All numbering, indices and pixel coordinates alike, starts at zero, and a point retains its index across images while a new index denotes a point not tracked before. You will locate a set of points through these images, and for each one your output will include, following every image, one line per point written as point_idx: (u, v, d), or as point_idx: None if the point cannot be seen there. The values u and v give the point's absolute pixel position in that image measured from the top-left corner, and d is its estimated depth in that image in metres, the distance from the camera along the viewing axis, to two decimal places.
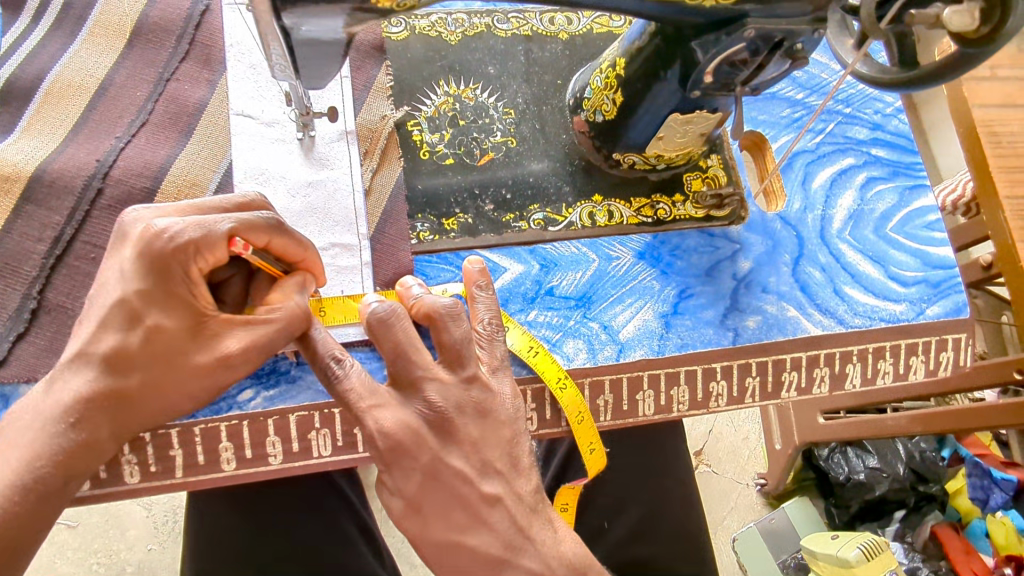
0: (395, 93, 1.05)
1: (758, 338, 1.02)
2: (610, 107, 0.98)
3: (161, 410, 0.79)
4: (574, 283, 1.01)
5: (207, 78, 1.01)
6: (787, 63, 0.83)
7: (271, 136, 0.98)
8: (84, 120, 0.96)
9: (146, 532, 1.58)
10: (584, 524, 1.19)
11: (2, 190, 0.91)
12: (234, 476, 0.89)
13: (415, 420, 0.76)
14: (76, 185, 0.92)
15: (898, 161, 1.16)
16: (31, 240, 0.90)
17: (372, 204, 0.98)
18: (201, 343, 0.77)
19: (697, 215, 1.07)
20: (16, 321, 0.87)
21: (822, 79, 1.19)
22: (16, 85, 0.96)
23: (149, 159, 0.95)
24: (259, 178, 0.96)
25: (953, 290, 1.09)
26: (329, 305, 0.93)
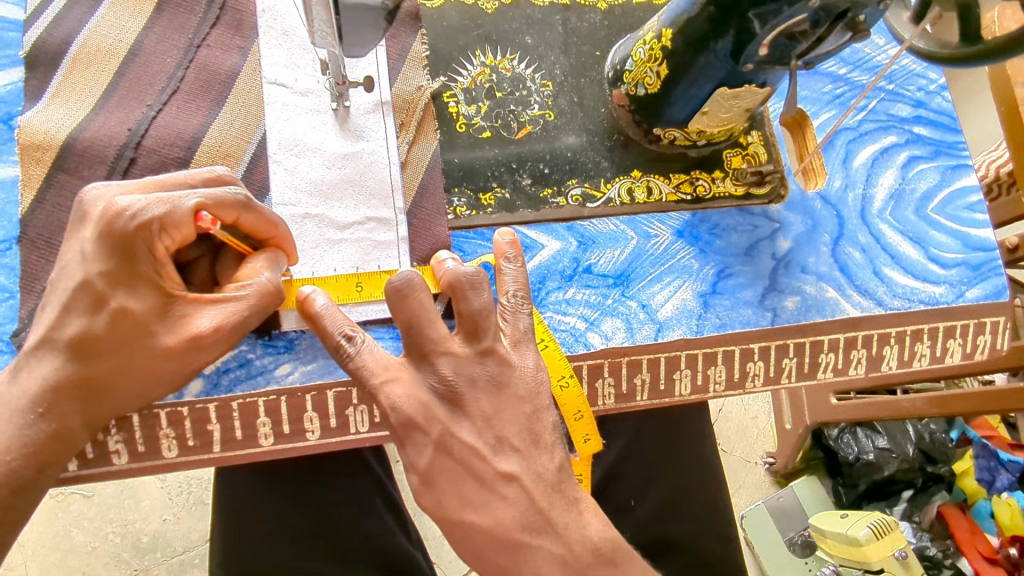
0: (431, 62, 1.02)
1: (797, 319, 1.01)
2: (653, 80, 0.95)
3: (119, 393, 0.78)
4: (612, 260, 0.99)
5: (239, 45, 0.98)
6: (846, 36, 0.79)
7: (305, 107, 0.96)
8: (113, 88, 0.93)
9: (161, 502, 1.59)
10: (608, 502, 1.19)
11: (33, 158, 0.89)
12: (271, 452, 0.88)
13: (428, 395, 0.76)
14: (108, 155, 0.90)
15: (941, 140, 1.13)
16: (64, 211, 0.88)
17: (408, 177, 0.96)
18: (158, 319, 0.75)
19: (737, 193, 1.05)
20: None
21: (866, 54, 1.16)
22: (43, 50, 0.93)
23: (181, 128, 0.93)
24: (294, 149, 0.94)
25: (993, 273, 1.07)
26: (365, 280, 0.91)
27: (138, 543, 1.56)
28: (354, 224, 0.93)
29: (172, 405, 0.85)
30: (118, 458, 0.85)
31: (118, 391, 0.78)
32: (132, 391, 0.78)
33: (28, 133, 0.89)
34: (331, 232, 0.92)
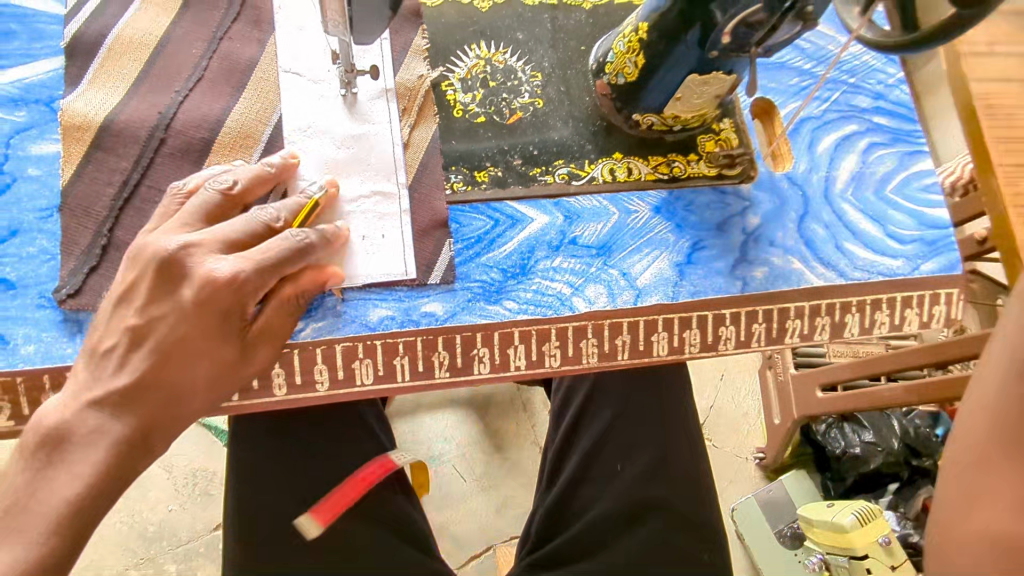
0: (431, 55, 1.13)
1: (765, 287, 1.10)
2: (631, 69, 1.05)
3: (191, 369, 0.86)
4: (595, 233, 1.09)
5: (258, 38, 1.09)
6: (799, 25, 0.89)
7: (316, 92, 1.06)
8: (144, 76, 1.03)
9: (168, 494, 1.68)
10: (596, 468, 1.22)
11: (74, 138, 0.99)
12: (284, 401, 0.97)
13: None
14: (141, 135, 1.00)
15: (899, 129, 1.24)
16: (100, 184, 0.98)
17: (410, 156, 1.07)
18: (196, 266, 0.86)
19: (710, 173, 1.15)
20: (88, 256, 0.95)
21: (828, 50, 1.27)
22: (82, 41, 1.03)
23: (206, 112, 1.03)
24: (306, 130, 1.04)
25: (947, 249, 1.17)
26: (371, 247, 1.01)
27: (146, 532, 1.65)
28: (361, 197, 1.03)
29: None
30: None
31: (185, 364, 0.86)
32: (200, 366, 0.86)
33: (69, 115, 1.00)
34: (340, 205, 1.02)
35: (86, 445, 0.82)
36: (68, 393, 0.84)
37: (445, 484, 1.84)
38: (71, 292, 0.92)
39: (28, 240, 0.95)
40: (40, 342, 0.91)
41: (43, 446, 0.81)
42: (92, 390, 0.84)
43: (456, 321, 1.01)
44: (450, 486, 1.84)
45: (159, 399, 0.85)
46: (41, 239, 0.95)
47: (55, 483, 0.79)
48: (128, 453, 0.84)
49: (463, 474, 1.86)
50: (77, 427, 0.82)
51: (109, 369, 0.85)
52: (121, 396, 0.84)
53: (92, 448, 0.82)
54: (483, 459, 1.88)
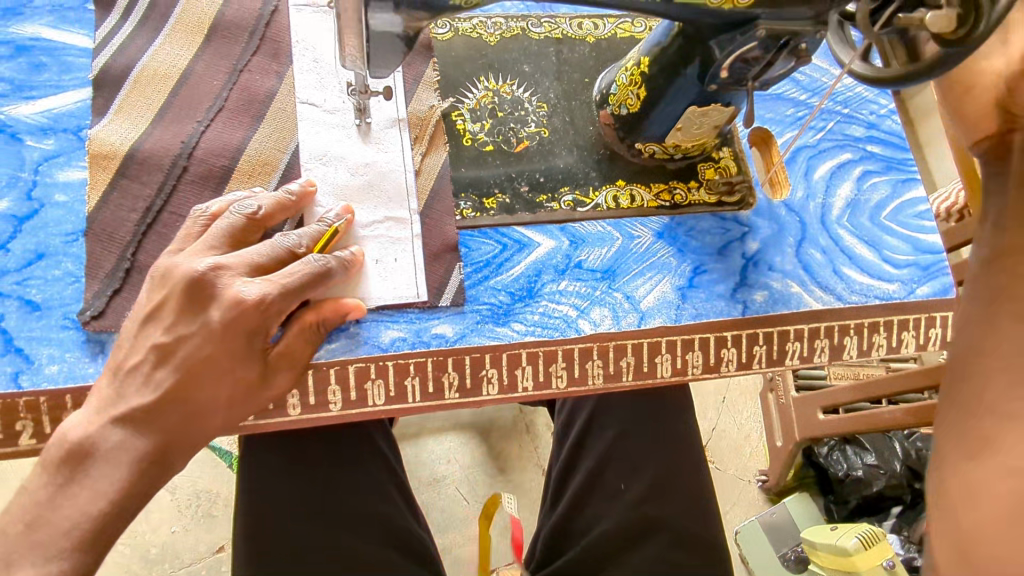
0: (441, 86, 1.17)
1: (765, 310, 1.13)
2: (634, 101, 1.10)
3: (215, 387, 0.89)
4: (600, 257, 1.12)
5: (276, 70, 1.14)
6: (792, 61, 0.94)
7: (332, 122, 1.11)
8: (167, 106, 1.08)
9: (171, 514, 1.70)
10: (599, 488, 1.23)
11: (100, 166, 1.03)
12: (298, 421, 1.00)
13: None
14: (164, 163, 1.05)
15: (892, 157, 1.28)
16: (124, 211, 1.02)
17: (422, 182, 1.11)
18: (223, 288, 0.90)
19: (711, 200, 1.19)
20: (112, 280, 0.98)
21: (822, 83, 1.32)
22: (108, 74, 1.08)
23: (226, 141, 1.08)
24: (322, 158, 1.08)
25: (941, 273, 1.20)
26: (384, 270, 1.04)
27: (148, 554, 1.66)
28: (374, 223, 1.06)
29: None
30: None
31: (210, 382, 0.89)
32: (225, 385, 0.90)
33: (96, 144, 1.04)
34: (355, 230, 1.05)
35: (108, 463, 0.85)
36: (91, 409, 0.88)
37: (448, 506, 1.85)
38: (95, 314, 0.96)
39: (54, 263, 0.98)
40: (64, 361, 0.94)
41: (65, 464, 0.84)
42: (116, 407, 0.87)
43: (465, 343, 1.04)
44: (453, 507, 1.85)
45: (179, 416, 0.88)
46: (67, 262, 0.99)
47: (75, 501, 0.83)
48: (148, 470, 0.87)
49: (466, 495, 1.87)
50: (98, 444, 0.85)
51: (134, 387, 0.88)
52: (142, 413, 0.87)
53: (115, 468, 0.85)
54: (485, 481, 1.89)
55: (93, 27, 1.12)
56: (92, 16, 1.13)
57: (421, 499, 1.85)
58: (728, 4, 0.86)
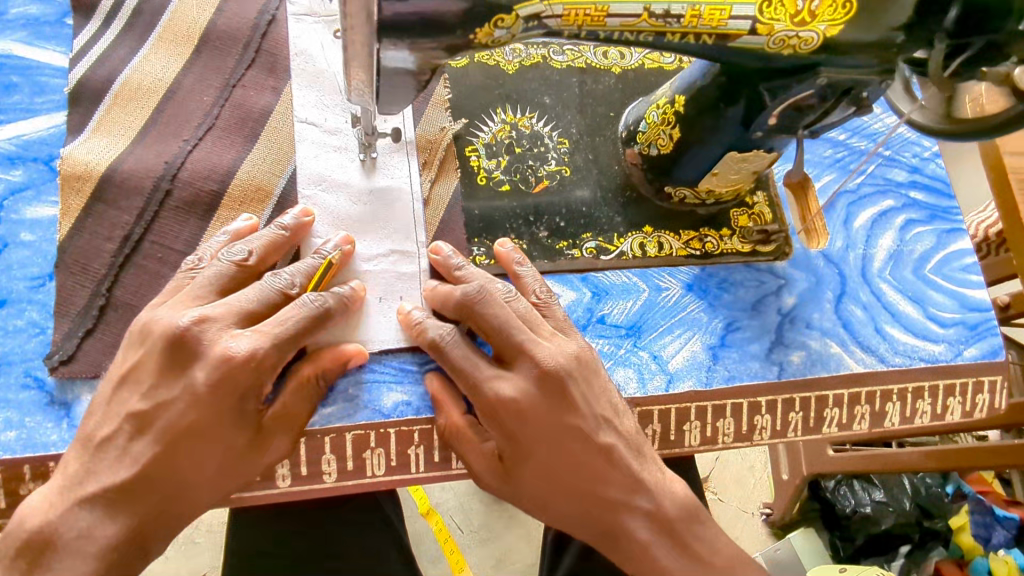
0: (453, 106, 1.08)
1: (802, 373, 1.04)
2: (666, 142, 1.00)
3: (199, 456, 0.79)
4: (624, 312, 1.03)
5: (273, 86, 1.05)
6: (852, 110, 0.87)
7: (332, 145, 1.00)
8: (152, 123, 1.00)
9: None
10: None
11: (74, 189, 0.95)
12: (287, 493, 0.90)
13: (529, 390, 0.83)
14: (145, 186, 0.96)
15: (936, 205, 1.19)
16: (100, 239, 0.93)
17: (431, 213, 1.01)
18: (208, 344, 0.78)
19: (743, 250, 1.09)
20: (84, 318, 0.89)
21: (869, 125, 1.23)
22: (87, 87, 1.01)
23: (216, 163, 0.99)
24: (321, 184, 0.98)
25: (989, 333, 1.11)
26: (388, 311, 0.94)
27: None
28: (378, 256, 0.96)
29: None
30: None
31: (196, 454, 0.79)
32: (211, 456, 0.79)
33: (70, 164, 0.96)
34: (356, 263, 0.95)
35: (72, 555, 0.76)
36: (54, 489, 0.78)
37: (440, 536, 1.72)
38: (64, 358, 0.87)
39: (16, 313, 0.89)
40: (24, 427, 0.84)
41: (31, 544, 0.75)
42: (84, 487, 0.77)
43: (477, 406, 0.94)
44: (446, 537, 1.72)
45: (161, 495, 0.79)
46: (32, 310, 0.89)
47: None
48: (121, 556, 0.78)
49: (460, 524, 1.74)
50: (60, 531, 0.76)
51: (108, 462, 0.78)
52: (116, 492, 0.77)
53: (81, 558, 0.76)
54: (481, 509, 1.75)
55: (71, 36, 1.04)
56: (71, 24, 1.05)
57: (412, 528, 1.72)
58: (788, 48, 0.80)
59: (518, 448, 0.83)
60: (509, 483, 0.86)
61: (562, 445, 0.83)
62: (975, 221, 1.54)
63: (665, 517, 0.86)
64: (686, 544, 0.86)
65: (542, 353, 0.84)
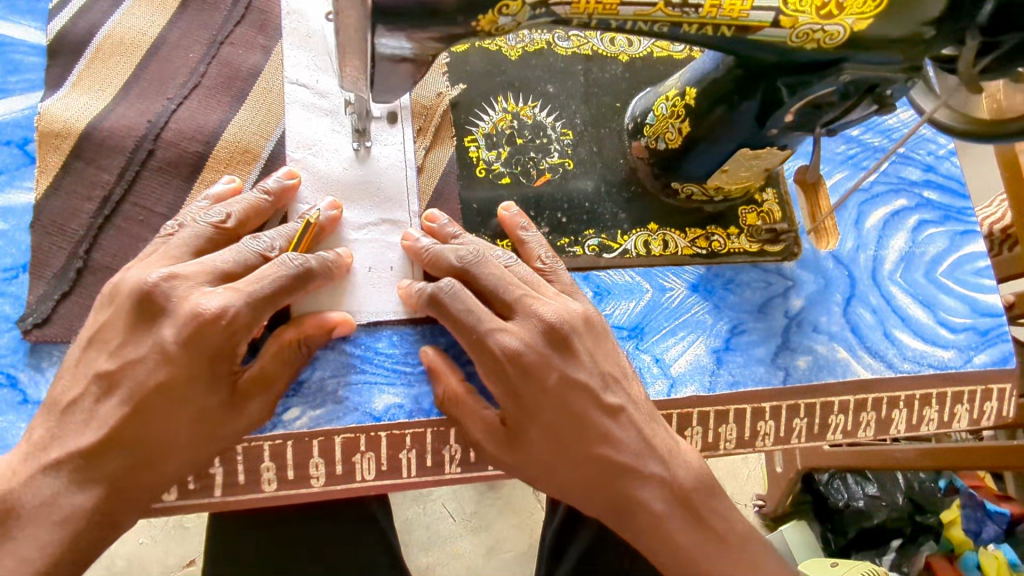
0: (452, 70, 1.04)
1: (808, 379, 1.00)
2: (674, 135, 0.95)
3: (171, 420, 0.75)
4: (627, 312, 0.99)
5: (262, 44, 1.03)
6: (873, 108, 0.84)
7: (324, 108, 0.97)
8: (134, 80, 0.98)
9: (138, 526, 1.57)
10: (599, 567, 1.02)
11: (52, 146, 0.92)
12: (274, 497, 0.86)
13: (536, 340, 0.80)
14: (126, 145, 0.94)
15: (949, 205, 1.15)
16: (78, 199, 0.91)
17: (424, 182, 0.98)
18: (178, 300, 0.75)
19: (751, 249, 1.05)
20: (61, 281, 0.87)
21: (890, 124, 1.19)
22: (67, 40, 0.98)
23: (201, 123, 0.96)
24: (312, 148, 0.95)
25: (1000, 339, 1.08)
26: (378, 281, 0.91)
27: (113, 567, 1.53)
28: (369, 226, 0.93)
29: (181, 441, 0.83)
30: None
31: (166, 417, 0.75)
32: (183, 421, 0.75)
33: (48, 121, 0.93)
34: (342, 232, 0.92)
35: (35, 521, 0.72)
36: (17, 457, 0.74)
37: (432, 522, 1.70)
38: (38, 322, 0.85)
39: None
40: None
41: None
42: (48, 452, 0.74)
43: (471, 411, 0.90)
44: (437, 525, 1.70)
45: (128, 461, 0.75)
46: (4, 303, 0.86)
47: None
48: (88, 527, 0.74)
49: (452, 512, 1.71)
50: (22, 500, 0.72)
51: (74, 426, 0.75)
52: (85, 458, 0.74)
53: (45, 527, 0.72)
54: (474, 497, 1.72)
55: None
56: None
57: (404, 515, 1.69)
58: (811, 43, 0.75)
59: (521, 407, 0.79)
60: (510, 449, 0.81)
61: (565, 404, 0.80)
62: (982, 216, 1.50)
63: (683, 489, 0.82)
64: (703, 519, 0.82)
65: (544, 306, 0.82)
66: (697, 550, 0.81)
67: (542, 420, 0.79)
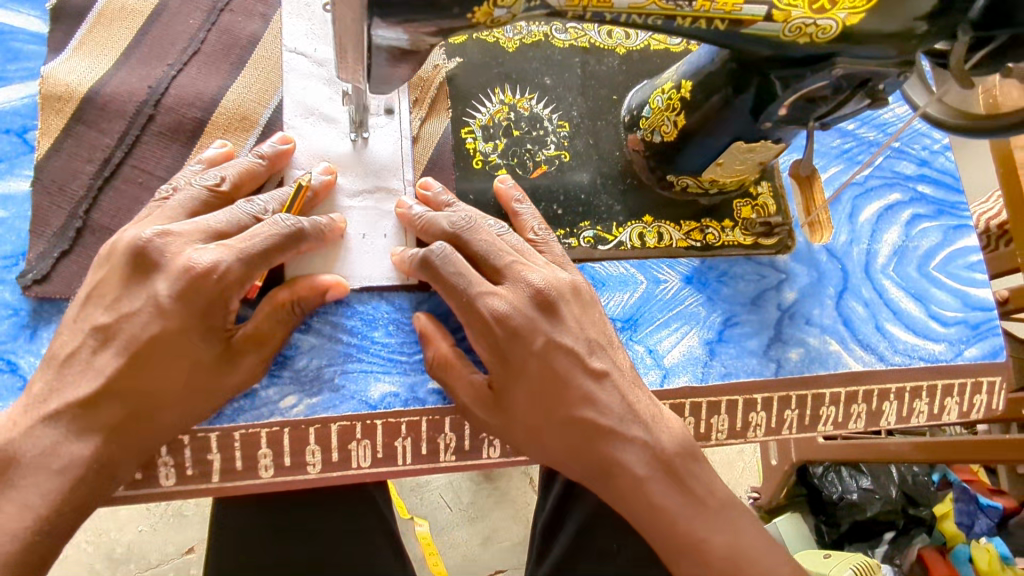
0: (450, 45, 1.06)
1: (800, 371, 1.01)
2: (670, 128, 0.96)
3: (166, 372, 0.76)
4: (621, 304, 1.00)
5: (261, 13, 1.05)
6: (865, 102, 0.84)
7: (321, 76, 0.98)
8: (136, 46, 0.99)
9: (138, 513, 1.58)
10: (589, 549, 1.03)
11: (54, 109, 0.94)
12: (271, 484, 0.87)
13: (524, 302, 0.82)
14: (127, 110, 0.95)
15: (943, 200, 1.16)
16: (79, 160, 0.92)
17: (420, 150, 1.00)
18: (172, 256, 0.77)
19: (746, 242, 1.06)
20: (61, 240, 0.89)
21: (885, 118, 1.19)
22: (68, 6, 0.99)
23: (200, 89, 0.98)
24: (309, 116, 0.96)
25: (991, 333, 1.09)
26: (370, 249, 0.93)
27: (113, 554, 1.55)
28: (364, 194, 0.94)
29: None
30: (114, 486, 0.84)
31: (161, 368, 0.76)
32: (177, 372, 0.77)
33: (51, 84, 0.94)
34: (337, 198, 0.93)
35: (37, 470, 0.73)
36: (19, 408, 0.76)
37: (429, 512, 1.71)
38: (37, 278, 0.87)
39: None
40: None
41: None
42: (47, 404, 0.75)
43: None
44: (434, 514, 1.71)
45: (126, 411, 0.76)
46: (4, 291, 0.87)
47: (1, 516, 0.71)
48: (89, 475, 0.75)
49: (450, 503, 1.72)
50: (23, 450, 0.73)
51: (72, 377, 0.76)
52: (82, 407, 0.75)
53: (45, 475, 0.73)
54: (471, 487, 1.74)
55: None
56: None
57: (402, 505, 1.71)
58: (804, 37, 0.76)
59: (507, 368, 0.81)
60: (494, 411, 0.83)
61: (549, 368, 0.81)
62: (978, 212, 1.51)
63: (664, 453, 0.82)
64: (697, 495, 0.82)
65: (533, 273, 0.84)
66: (678, 511, 0.81)
67: (528, 382, 0.81)
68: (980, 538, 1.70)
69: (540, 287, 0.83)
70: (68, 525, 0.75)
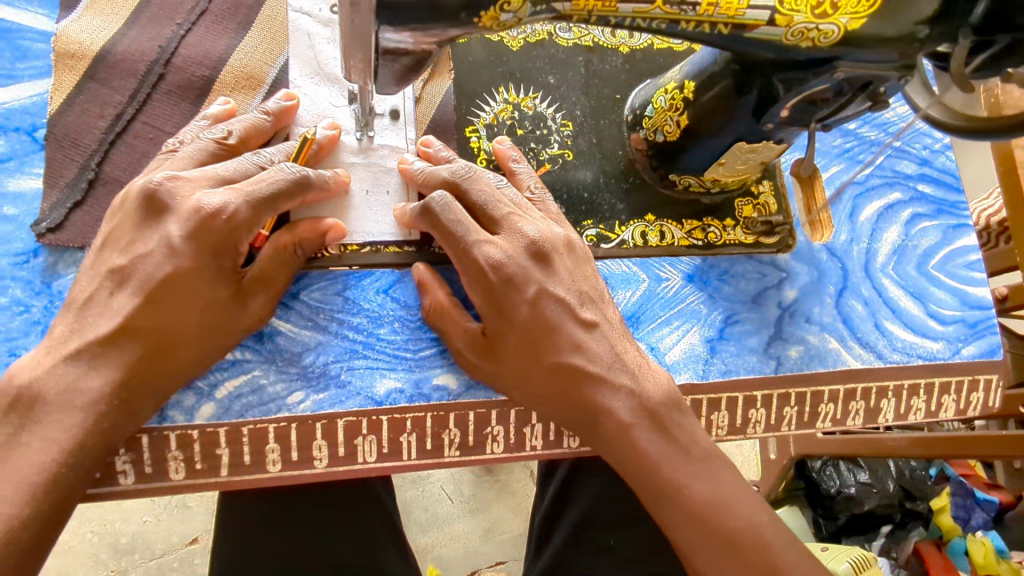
0: None
1: (799, 368, 1.03)
2: (672, 128, 0.97)
3: (180, 309, 0.79)
4: (623, 301, 1.01)
5: None
6: (867, 104, 0.85)
7: (325, 37, 1.01)
8: (146, 6, 1.03)
9: (142, 504, 1.60)
10: (590, 543, 1.05)
11: (67, 66, 0.97)
12: (279, 478, 0.89)
13: (519, 250, 0.85)
14: (139, 69, 0.99)
15: (943, 199, 1.17)
16: (92, 116, 0.96)
17: (422, 111, 1.03)
18: (181, 199, 0.79)
19: (746, 241, 1.07)
20: (73, 190, 0.92)
21: (886, 118, 1.20)
22: None
23: (208, 49, 1.02)
24: (315, 78, 0.99)
25: (988, 331, 1.10)
26: (376, 203, 0.95)
27: (118, 543, 1.57)
28: (369, 151, 0.97)
29: (182, 428, 0.85)
30: (125, 478, 0.84)
31: (175, 305, 0.78)
32: (189, 309, 0.79)
33: (64, 41, 0.98)
34: (341, 154, 0.96)
35: (61, 408, 0.74)
36: (41, 349, 0.77)
37: (431, 505, 1.73)
38: (51, 226, 0.90)
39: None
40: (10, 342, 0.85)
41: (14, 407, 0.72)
42: (68, 344, 0.76)
43: (469, 397, 0.92)
44: (435, 508, 1.73)
45: (141, 347, 0.77)
46: (14, 287, 0.88)
47: (26, 451, 0.71)
48: (110, 411, 0.76)
49: (451, 495, 1.74)
50: (46, 388, 0.74)
51: (92, 318, 0.77)
52: (102, 345, 0.76)
53: (69, 411, 0.74)
54: (472, 480, 1.76)
55: None
56: None
57: (404, 498, 1.73)
58: (806, 41, 0.77)
59: (500, 315, 0.84)
60: (486, 357, 0.86)
61: (539, 314, 0.83)
62: (976, 209, 1.52)
63: (653, 405, 0.82)
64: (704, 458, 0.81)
65: (528, 225, 0.86)
66: (663, 459, 0.80)
67: (518, 328, 0.83)
68: (976, 532, 1.73)
69: (534, 237, 0.85)
70: (91, 465, 0.75)
